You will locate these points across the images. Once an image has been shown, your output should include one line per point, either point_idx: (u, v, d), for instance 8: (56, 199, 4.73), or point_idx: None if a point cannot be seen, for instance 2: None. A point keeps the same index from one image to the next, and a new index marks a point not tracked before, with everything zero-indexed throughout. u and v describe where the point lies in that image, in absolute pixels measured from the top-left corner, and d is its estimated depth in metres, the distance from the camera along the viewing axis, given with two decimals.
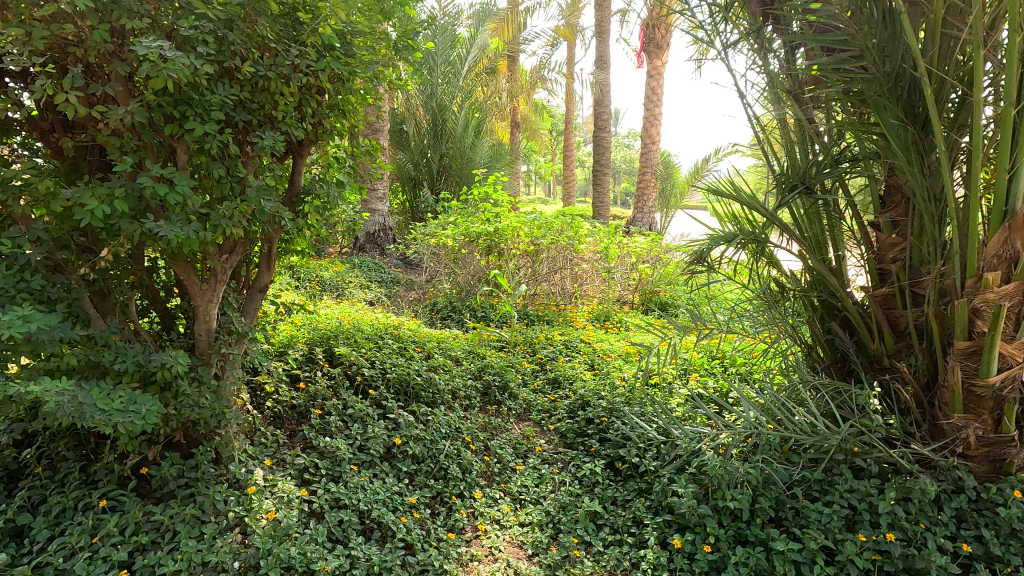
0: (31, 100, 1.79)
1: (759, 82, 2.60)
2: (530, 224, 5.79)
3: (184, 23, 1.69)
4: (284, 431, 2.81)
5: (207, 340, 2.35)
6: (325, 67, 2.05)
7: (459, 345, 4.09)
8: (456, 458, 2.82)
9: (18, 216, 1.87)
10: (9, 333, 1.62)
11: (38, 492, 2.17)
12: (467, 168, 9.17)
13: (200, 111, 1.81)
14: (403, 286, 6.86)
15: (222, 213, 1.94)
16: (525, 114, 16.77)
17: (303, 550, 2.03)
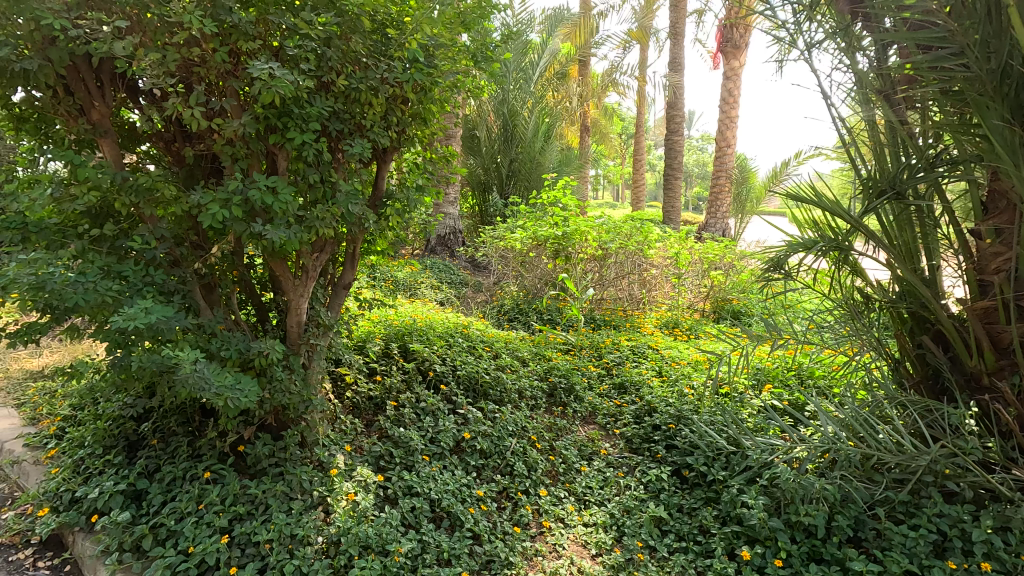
0: (161, 115, 2.04)
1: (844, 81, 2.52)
2: (598, 228, 5.80)
3: (291, 43, 1.87)
4: (362, 420, 2.99)
5: (298, 332, 2.56)
6: (410, 78, 2.19)
7: (526, 346, 4.18)
8: (522, 456, 2.90)
9: (147, 217, 2.13)
10: (132, 326, 1.84)
11: (154, 461, 2.45)
12: (536, 173, 9.27)
13: (301, 122, 1.98)
14: (471, 287, 7.05)
15: (317, 215, 2.11)
16: (595, 118, 16.69)
17: (379, 532, 2.16)
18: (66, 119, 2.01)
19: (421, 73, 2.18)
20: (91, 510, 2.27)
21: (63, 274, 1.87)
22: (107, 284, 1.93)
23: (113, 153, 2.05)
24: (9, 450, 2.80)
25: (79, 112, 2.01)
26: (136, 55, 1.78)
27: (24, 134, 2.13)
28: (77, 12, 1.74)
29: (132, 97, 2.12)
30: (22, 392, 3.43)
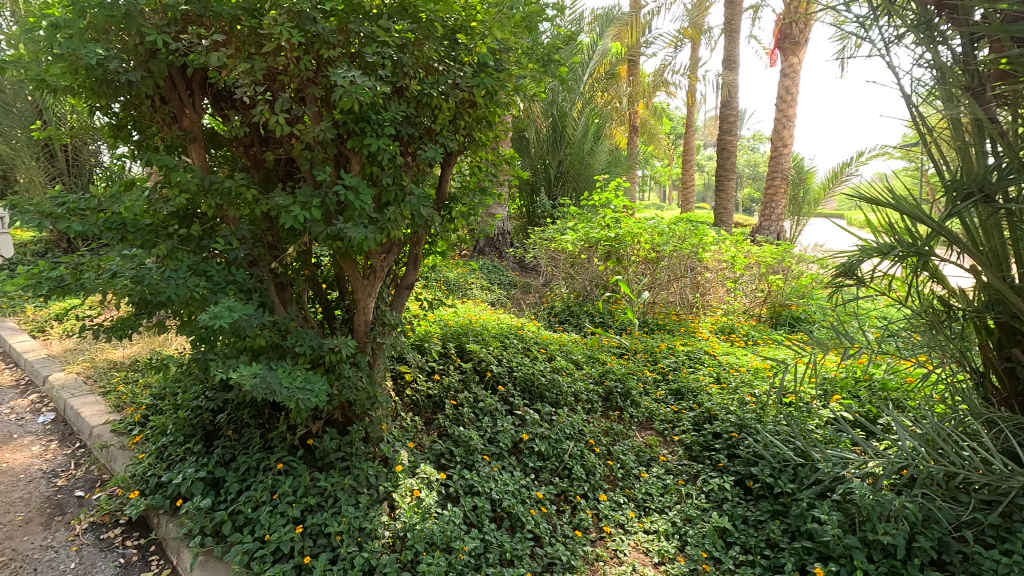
0: (245, 121, 2.14)
1: (923, 78, 2.36)
2: (652, 230, 5.70)
3: (370, 50, 1.93)
4: (422, 418, 3.05)
5: (364, 330, 2.64)
6: (480, 83, 2.22)
7: (580, 348, 4.16)
8: (580, 460, 2.89)
9: (229, 218, 2.24)
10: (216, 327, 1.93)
11: (229, 451, 2.57)
12: (585, 174, 9.20)
13: (376, 127, 2.04)
14: (520, 289, 7.07)
15: (389, 218, 2.17)
16: (644, 118, 16.44)
17: (443, 529, 2.19)
18: (161, 126, 2.14)
19: (490, 77, 2.20)
20: (174, 495, 2.40)
21: (156, 272, 1.99)
22: (195, 282, 2.04)
23: (201, 158, 2.16)
24: (98, 435, 3.00)
25: (172, 119, 2.13)
26: (227, 65, 1.88)
27: (122, 141, 2.28)
28: (176, 26, 1.86)
29: (218, 104, 2.24)
30: (108, 381, 3.66)
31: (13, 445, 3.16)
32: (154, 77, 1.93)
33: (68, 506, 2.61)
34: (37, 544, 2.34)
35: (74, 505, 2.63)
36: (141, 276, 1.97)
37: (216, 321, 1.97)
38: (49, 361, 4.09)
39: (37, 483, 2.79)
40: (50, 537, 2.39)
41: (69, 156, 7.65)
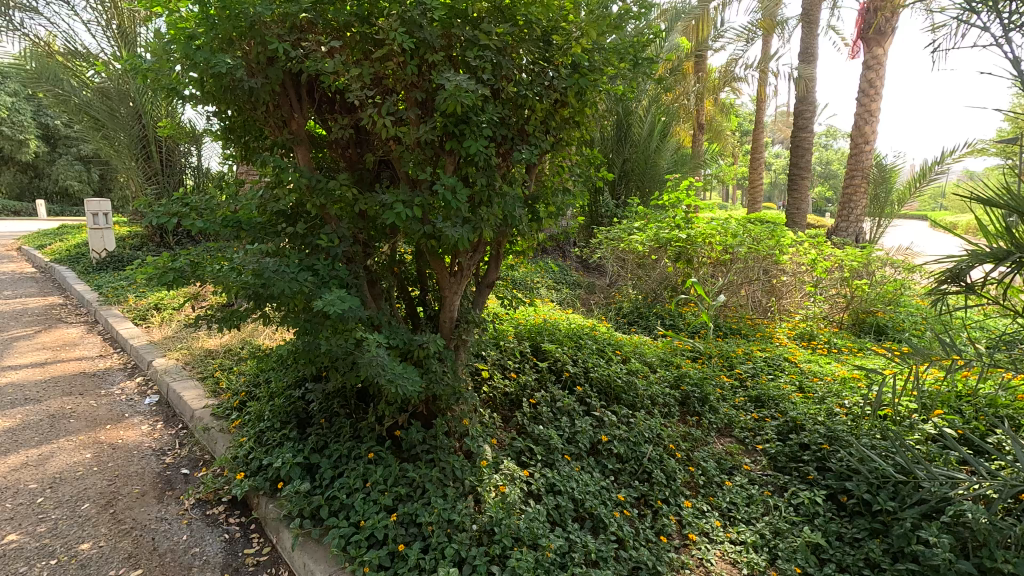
0: (350, 124, 2.26)
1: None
2: (725, 231, 5.44)
3: (473, 54, 2.00)
4: (499, 415, 3.08)
5: (450, 326, 2.71)
6: (574, 84, 2.23)
7: (653, 351, 4.09)
8: (660, 464, 2.85)
9: (332, 217, 2.35)
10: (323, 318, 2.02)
11: (322, 438, 2.69)
12: (650, 173, 8.99)
13: (475, 128, 2.10)
14: (585, 289, 7.02)
15: (482, 217, 2.21)
16: (711, 115, 15.93)
17: (529, 526, 2.22)
18: (274, 129, 2.30)
19: (584, 78, 2.20)
20: (274, 477, 2.54)
21: (269, 266, 2.12)
22: (303, 276, 2.15)
23: (306, 159, 2.30)
24: (200, 418, 3.22)
25: (284, 123, 2.29)
26: (340, 71, 1.99)
27: (236, 143, 2.46)
28: (295, 35, 2.00)
29: (323, 108, 2.37)
30: (205, 368, 3.92)
31: (125, 422, 3.44)
32: (272, 84, 2.07)
33: (177, 481, 2.81)
34: (153, 515, 2.53)
35: (182, 480, 2.83)
36: (256, 270, 2.10)
37: (332, 304, 2.05)
38: (152, 347, 4.42)
39: (148, 459, 3.01)
40: (163, 509, 2.58)
41: (163, 157, 8.21)
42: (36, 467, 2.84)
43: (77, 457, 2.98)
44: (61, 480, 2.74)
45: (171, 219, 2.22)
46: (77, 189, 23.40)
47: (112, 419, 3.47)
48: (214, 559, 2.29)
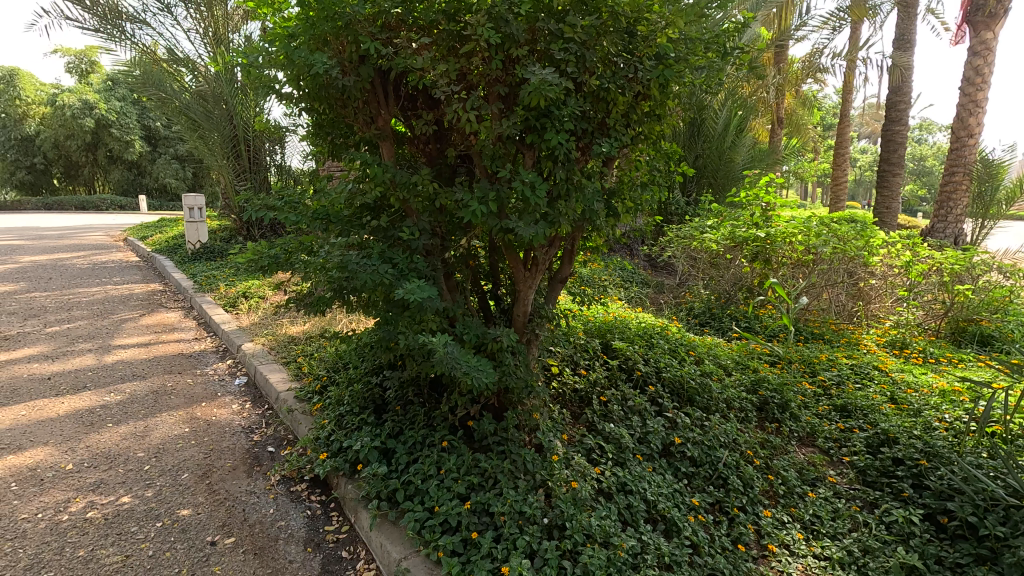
0: (433, 120, 2.32)
1: None
2: (808, 231, 5.12)
3: (557, 47, 2.00)
4: (569, 411, 3.07)
5: (524, 320, 2.73)
6: (659, 75, 2.18)
7: (727, 353, 3.95)
8: (736, 470, 2.75)
9: (413, 210, 2.42)
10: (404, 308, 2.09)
11: (397, 425, 2.78)
12: (725, 170, 8.64)
13: (557, 122, 2.10)
14: (654, 288, 6.86)
15: (561, 211, 2.21)
16: (791, 108, 15.12)
17: (601, 523, 2.20)
18: (361, 126, 2.41)
19: (669, 69, 2.15)
20: (352, 459, 2.65)
21: (354, 257, 2.21)
22: (386, 267, 2.23)
23: (390, 153, 2.38)
24: (285, 400, 3.41)
25: (370, 119, 2.39)
26: (427, 67, 2.06)
27: (325, 140, 2.58)
28: (386, 34, 2.09)
29: (407, 105, 2.45)
30: (289, 353, 4.15)
31: (218, 401, 3.70)
32: (362, 81, 2.16)
33: (264, 458, 2.99)
34: (243, 488, 2.71)
35: (268, 458, 3.01)
36: (342, 260, 2.19)
37: (413, 295, 2.10)
38: (241, 332, 4.73)
39: (238, 435, 3.23)
40: (252, 484, 2.75)
41: (250, 155, 8.75)
42: (143, 437, 3.11)
43: (177, 430, 3.23)
44: (164, 450, 2.99)
45: (267, 211, 2.36)
46: (174, 185, 25.41)
47: (207, 397, 3.75)
48: (297, 533, 2.42)
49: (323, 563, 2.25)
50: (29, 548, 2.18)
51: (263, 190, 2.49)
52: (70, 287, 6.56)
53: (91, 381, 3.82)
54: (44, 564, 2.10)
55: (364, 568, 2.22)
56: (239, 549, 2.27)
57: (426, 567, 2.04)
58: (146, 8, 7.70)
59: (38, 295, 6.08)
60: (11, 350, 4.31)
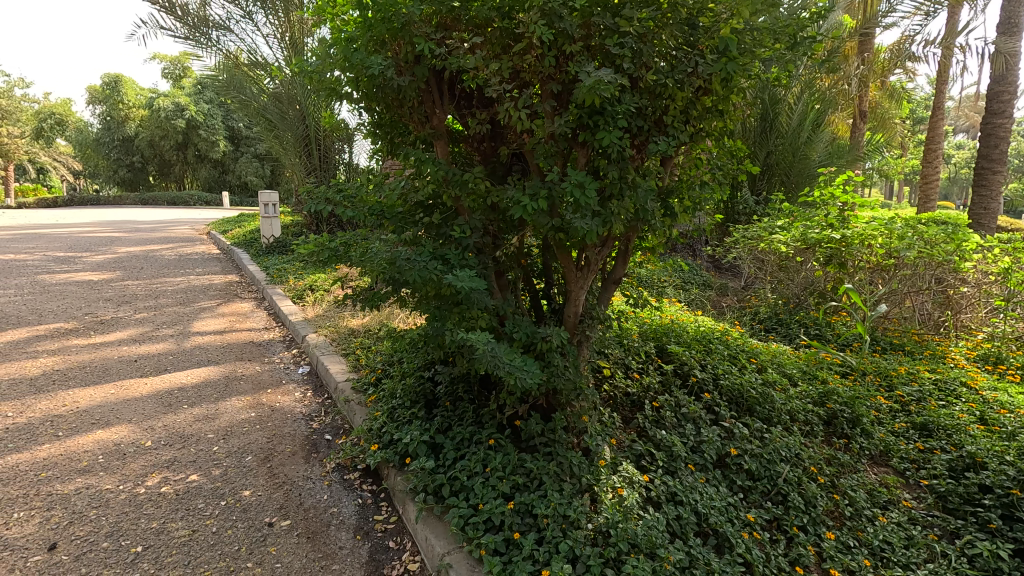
0: (487, 118, 2.33)
1: None
2: (890, 232, 4.68)
3: (612, 42, 1.95)
4: (620, 415, 3.01)
5: (574, 321, 2.68)
6: (722, 68, 2.07)
7: (793, 362, 3.73)
8: (798, 487, 2.59)
9: (465, 209, 2.44)
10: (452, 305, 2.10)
11: (447, 420, 2.82)
12: (799, 167, 8.12)
13: (610, 119, 2.05)
14: (717, 291, 6.60)
15: (613, 210, 2.15)
16: (876, 101, 14.07)
17: (648, 534, 2.12)
18: (416, 124, 2.45)
19: (733, 62, 2.04)
20: (402, 451, 2.70)
21: (406, 253, 2.25)
22: (436, 264, 2.25)
23: (444, 152, 2.42)
24: (343, 390, 3.54)
25: (426, 118, 2.42)
26: (480, 65, 2.06)
27: (384, 138, 2.65)
28: (440, 33, 2.12)
29: (462, 103, 2.47)
30: (349, 345, 4.30)
31: (283, 388, 3.89)
32: (418, 80, 2.21)
33: (321, 446, 3.12)
34: (301, 473, 2.83)
35: (326, 445, 3.13)
36: (394, 257, 2.24)
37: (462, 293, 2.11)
38: (306, 323, 4.95)
39: (299, 422, 3.38)
40: (308, 469, 2.87)
41: (321, 153, 9.11)
42: (214, 420, 3.31)
43: (244, 415, 3.42)
44: (232, 433, 3.17)
45: (326, 209, 2.45)
46: (253, 182, 27.00)
47: (273, 384, 3.95)
48: (348, 520, 2.50)
49: (371, 552, 2.32)
50: (110, 516, 2.37)
51: (325, 188, 2.59)
52: (158, 276, 7.10)
53: (171, 365, 4.11)
54: (122, 532, 2.28)
55: (409, 559, 2.27)
56: (294, 532, 2.38)
57: (468, 564, 2.06)
58: (231, 16, 8.22)
59: (131, 283, 6.62)
60: (105, 333, 4.72)
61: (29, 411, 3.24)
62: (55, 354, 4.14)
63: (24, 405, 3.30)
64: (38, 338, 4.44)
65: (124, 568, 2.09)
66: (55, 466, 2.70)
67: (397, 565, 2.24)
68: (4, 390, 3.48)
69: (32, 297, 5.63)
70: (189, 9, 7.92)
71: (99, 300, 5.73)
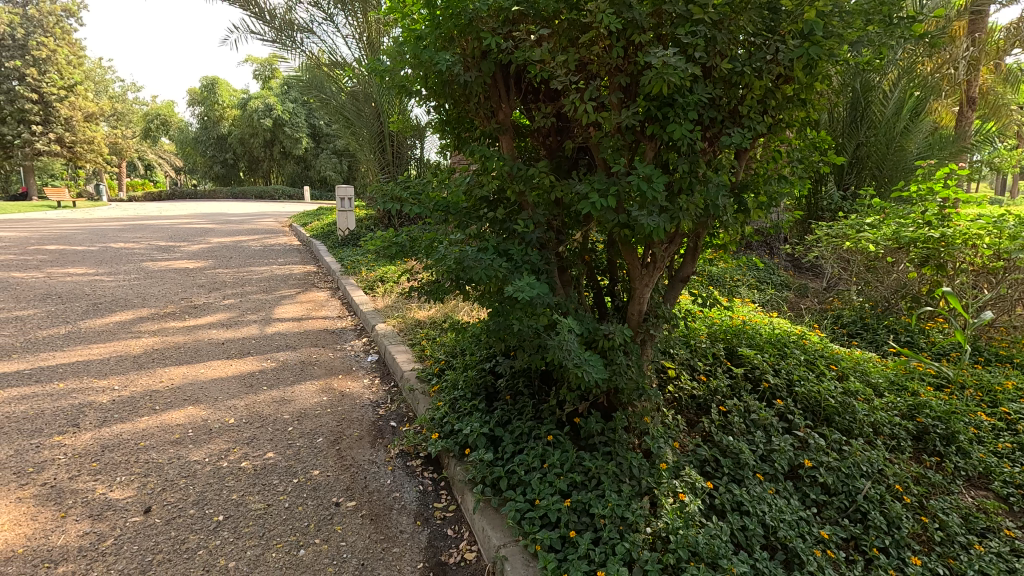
0: (552, 112, 2.31)
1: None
2: (1001, 231, 4.17)
3: (684, 30, 1.88)
4: (684, 417, 2.92)
5: (638, 320, 2.62)
6: (805, 54, 1.93)
7: (879, 370, 3.47)
8: (879, 505, 2.41)
9: (529, 204, 2.43)
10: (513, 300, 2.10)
11: (507, 414, 2.84)
12: (894, 159, 7.45)
13: (680, 111, 1.97)
14: (796, 292, 6.23)
15: (682, 206, 2.06)
16: (988, 87, 12.73)
17: (710, 543, 2.04)
18: (483, 119, 2.48)
19: (817, 47, 1.90)
20: (462, 442, 2.75)
21: (468, 248, 2.28)
22: (499, 259, 2.26)
23: (509, 147, 2.43)
24: (408, 379, 3.65)
25: (492, 113, 2.45)
26: (546, 59, 2.06)
27: (451, 134, 2.70)
28: (506, 29, 2.13)
29: (529, 97, 2.48)
30: (415, 336, 4.43)
31: (352, 374, 4.07)
32: (484, 75, 2.24)
33: (386, 432, 3.23)
34: (367, 457, 2.95)
35: (391, 431, 3.25)
36: (457, 251, 2.27)
37: (524, 288, 2.10)
38: (376, 313, 5.15)
39: (366, 408, 3.52)
40: (374, 454, 2.99)
41: (394, 150, 9.37)
42: (290, 402, 3.52)
43: (317, 398, 3.61)
44: (305, 415, 3.35)
45: (394, 204, 2.53)
46: (332, 177, 28.30)
47: (343, 370, 4.14)
48: (409, 505, 2.58)
49: (430, 538, 2.37)
50: (197, 486, 2.57)
51: (394, 183, 2.68)
52: (245, 265, 7.62)
53: (254, 348, 4.41)
54: (207, 500, 2.48)
55: (466, 548, 2.31)
56: (359, 513, 2.48)
57: (523, 558, 2.06)
58: (314, 19, 8.63)
59: (222, 271, 7.16)
60: (197, 316, 5.13)
61: (132, 386, 3.57)
62: (155, 334, 4.55)
63: (128, 380, 3.64)
64: (141, 319, 4.89)
65: (207, 534, 2.26)
66: (151, 437, 2.97)
67: (455, 553, 2.29)
68: (112, 365, 3.87)
69: (138, 282, 6.20)
70: (276, 14, 8.39)
71: (194, 286, 6.23)
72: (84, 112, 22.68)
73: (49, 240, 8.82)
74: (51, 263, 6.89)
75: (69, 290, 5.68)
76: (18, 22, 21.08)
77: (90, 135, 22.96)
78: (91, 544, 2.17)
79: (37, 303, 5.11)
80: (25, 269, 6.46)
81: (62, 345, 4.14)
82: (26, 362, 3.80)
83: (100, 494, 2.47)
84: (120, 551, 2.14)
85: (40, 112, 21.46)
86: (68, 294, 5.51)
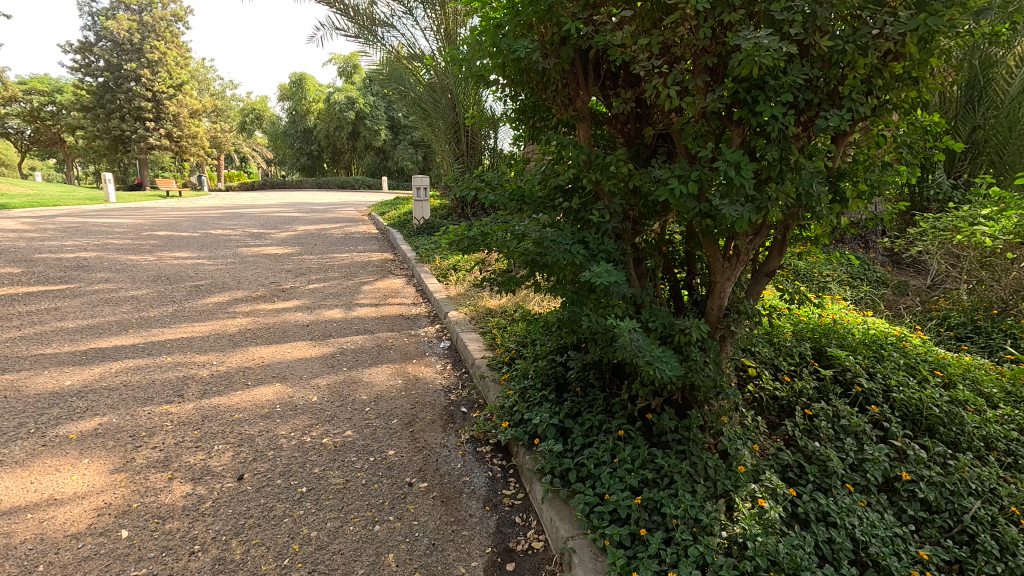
0: (632, 97, 2.24)
1: None
2: None
3: (779, 6, 1.76)
4: (765, 419, 2.79)
5: (718, 315, 2.49)
6: (921, 27, 1.74)
7: (993, 379, 3.13)
8: (991, 528, 2.17)
9: (604, 193, 2.37)
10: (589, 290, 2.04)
11: (576, 406, 2.82)
12: (1018, 143, 6.57)
13: (772, 93, 1.84)
14: (894, 290, 5.72)
15: (771, 195, 1.92)
16: None
17: (792, 553, 1.93)
18: (559, 107, 2.45)
19: (936, 18, 1.70)
20: (532, 432, 2.76)
21: (544, 237, 2.25)
22: (575, 248, 2.21)
23: (586, 135, 2.39)
24: (479, 365, 3.72)
25: (568, 101, 2.42)
26: (628, 43, 1.99)
27: (527, 123, 2.70)
28: (587, 13, 2.10)
29: (608, 83, 2.42)
30: (486, 325, 4.48)
31: (425, 359, 4.19)
32: (562, 62, 2.21)
33: (457, 417, 3.31)
34: (439, 441, 3.03)
35: (461, 417, 3.31)
36: (532, 241, 2.26)
37: (598, 279, 2.05)
38: (448, 300, 5.28)
39: (438, 393, 3.62)
40: (445, 438, 3.06)
41: (468, 140, 9.48)
42: (366, 384, 3.68)
43: (392, 381, 3.76)
44: (381, 397, 3.50)
45: (470, 195, 2.58)
46: (411, 167, 29.32)
47: (417, 355, 4.27)
48: (478, 491, 2.62)
49: (498, 524, 2.40)
50: (283, 458, 2.75)
51: (470, 173, 2.71)
52: (327, 252, 8.02)
53: (335, 331, 4.64)
54: (292, 473, 2.64)
55: (533, 537, 2.32)
56: (430, 495, 2.55)
57: (591, 551, 2.03)
58: (394, 13, 8.84)
59: (307, 257, 7.57)
60: (285, 300, 5.46)
61: (227, 363, 3.86)
62: (248, 315, 4.89)
63: (224, 357, 3.95)
64: (236, 301, 5.27)
65: (291, 504, 2.41)
66: (244, 411, 3.20)
67: (522, 541, 2.30)
68: (211, 342, 4.20)
69: (233, 266, 6.70)
70: (360, 10, 8.69)
71: (281, 271, 6.63)
72: (190, 109, 24.62)
73: (158, 227, 9.69)
74: (160, 248, 7.57)
75: (175, 272, 6.22)
76: (135, 28, 23.07)
77: (195, 130, 24.92)
78: (193, 504, 2.37)
79: (149, 284, 5.64)
80: (140, 252, 7.14)
81: (169, 323, 4.55)
82: (140, 337, 4.20)
83: (200, 460, 2.69)
84: (217, 513, 2.33)
85: (152, 110, 23.66)
86: (174, 276, 6.04)
